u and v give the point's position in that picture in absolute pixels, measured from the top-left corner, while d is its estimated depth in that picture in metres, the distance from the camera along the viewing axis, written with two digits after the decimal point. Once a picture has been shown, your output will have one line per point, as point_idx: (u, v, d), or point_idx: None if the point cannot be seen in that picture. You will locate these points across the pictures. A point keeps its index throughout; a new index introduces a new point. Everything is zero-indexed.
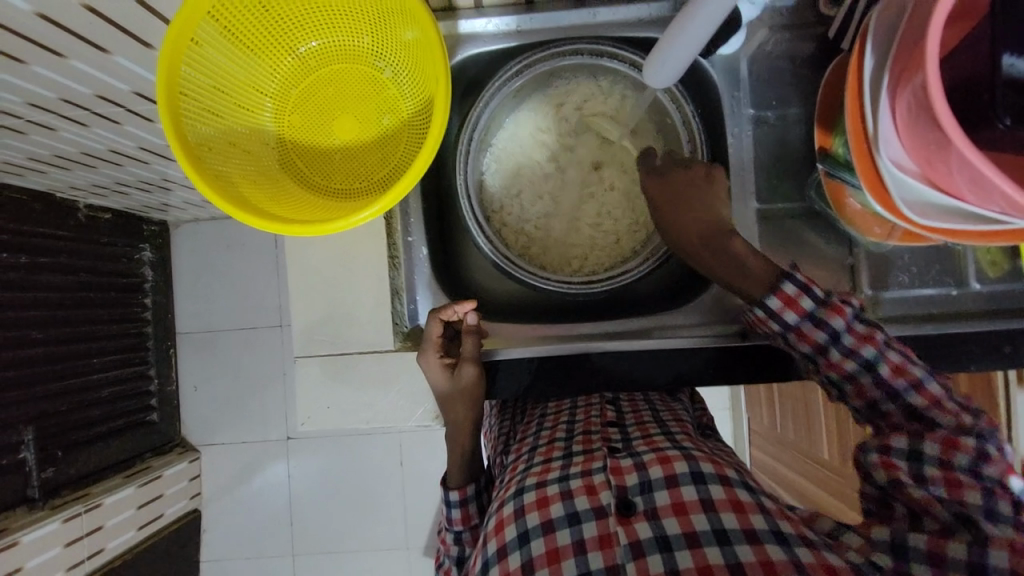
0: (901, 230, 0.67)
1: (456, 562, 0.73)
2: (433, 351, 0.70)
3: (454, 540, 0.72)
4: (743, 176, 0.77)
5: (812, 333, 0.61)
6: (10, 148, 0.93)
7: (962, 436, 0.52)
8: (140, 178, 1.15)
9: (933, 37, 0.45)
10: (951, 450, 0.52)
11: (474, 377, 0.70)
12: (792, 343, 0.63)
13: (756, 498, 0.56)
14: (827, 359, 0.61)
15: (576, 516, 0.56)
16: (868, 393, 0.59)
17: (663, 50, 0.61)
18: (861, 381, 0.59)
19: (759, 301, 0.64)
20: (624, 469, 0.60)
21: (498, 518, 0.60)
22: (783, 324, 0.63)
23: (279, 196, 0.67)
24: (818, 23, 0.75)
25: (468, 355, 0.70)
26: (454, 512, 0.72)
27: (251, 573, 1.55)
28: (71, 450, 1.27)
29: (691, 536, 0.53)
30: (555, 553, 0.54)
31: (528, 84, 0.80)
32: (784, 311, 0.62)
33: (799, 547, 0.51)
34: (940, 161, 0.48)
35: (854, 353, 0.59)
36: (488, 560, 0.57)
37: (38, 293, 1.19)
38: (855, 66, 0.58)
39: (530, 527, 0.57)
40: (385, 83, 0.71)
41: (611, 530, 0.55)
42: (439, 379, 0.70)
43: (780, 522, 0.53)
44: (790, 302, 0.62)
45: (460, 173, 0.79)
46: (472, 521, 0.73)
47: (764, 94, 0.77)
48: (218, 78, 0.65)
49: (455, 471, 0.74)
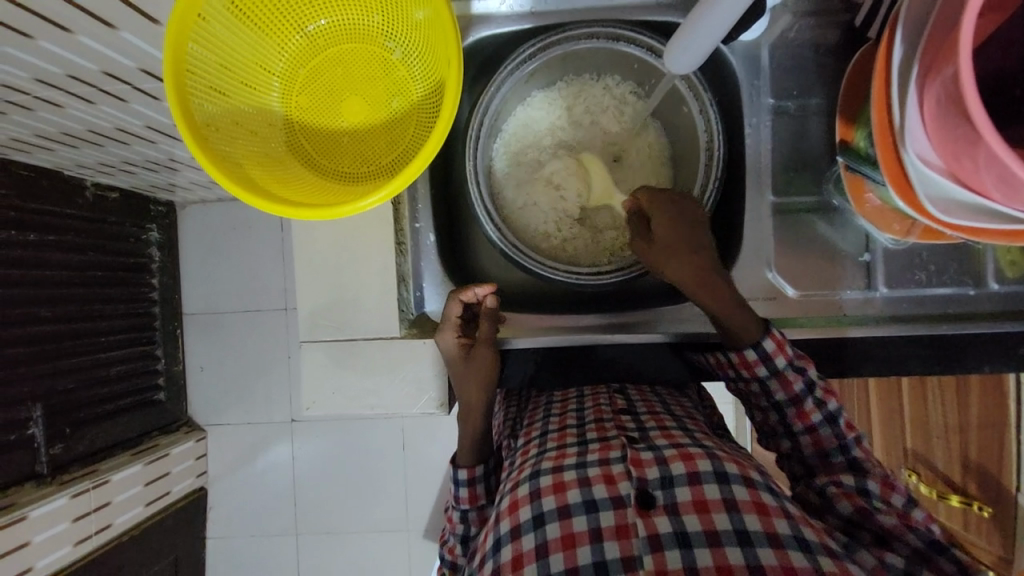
0: (920, 229, 0.65)
1: (461, 540, 0.75)
2: (450, 330, 0.70)
3: (460, 518, 0.74)
4: (759, 168, 0.75)
5: (790, 380, 0.65)
6: (16, 124, 0.92)
7: (895, 481, 0.61)
8: (147, 158, 1.14)
9: (969, 26, 0.43)
10: (889, 491, 0.60)
11: (490, 359, 0.70)
12: (770, 388, 0.66)
13: (780, 503, 0.56)
14: (799, 409, 0.65)
15: (594, 504, 0.56)
16: (824, 444, 0.64)
17: (686, 35, 0.59)
18: (821, 433, 0.64)
19: (756, 343, 0.65)
20: (645, 461, 0.60)
21: (512, 499, 0.61)
22: (770, 368, 0.65)
23: (286, 179, 0.66)
24: (843, 10, 0.73)
25: (483, 337, 0.71)
26: (461, 492, 0.74)
27: (255, 551, 1.58)
28: (79, 426, 1.29)
29: (712, 534, 0.53)
30: (569, 539, 0.54)
31: (541, 68, 0.78)
32: (777, 356, 0.64)
33: (823, 556, 0.51)
34: (968, 157, 0.46)
35: (823, 405, 0.64)
36: (499, 539, 0.58)
37: (44, 272, 1.19)
38: (884, 55, 0.56)
39: (545, 511, 0.57)
40: (394, 64, 0.69)
41: (629, 521, 0.54)
42: (455, 359, 0.70)
43: (804, 529, 0.54)
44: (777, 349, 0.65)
45: (469, 159, 0.77)
46: (478, 501, 0.74)
47: (785, 84, 0.75)
48: (224, 56, 0.64)
49: (463, 452, 0.75)
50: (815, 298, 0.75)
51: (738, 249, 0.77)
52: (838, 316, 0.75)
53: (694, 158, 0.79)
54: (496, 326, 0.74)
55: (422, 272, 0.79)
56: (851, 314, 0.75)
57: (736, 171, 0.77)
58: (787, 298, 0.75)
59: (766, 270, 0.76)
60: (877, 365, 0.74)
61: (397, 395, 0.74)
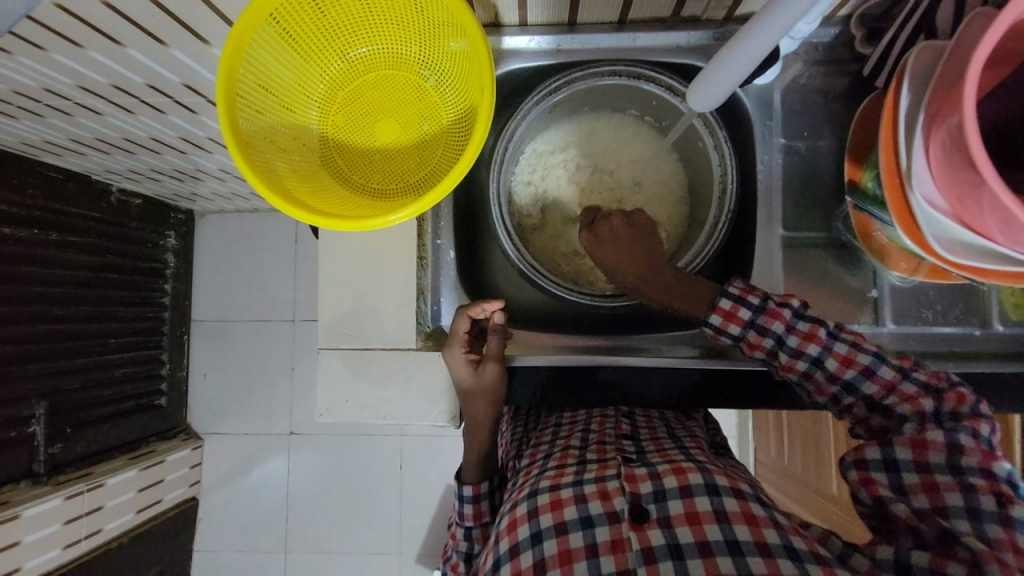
0: (927, 267, 0.67)
1: (464, 558, 0.75)
2: (459, 347, 0.71)
3: (464, 536, 0.74)
4: (771, 202, 0.78)
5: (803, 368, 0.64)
6: (55, 127, 0.97)
7: (929, 434, 0.57)
8: (174, 167, 1.18)
9: (973, 81, 0.47)
10: (923, 451, 0.57)
11: (497, 375, 0.71)
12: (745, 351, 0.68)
13: (768, 513, 0.56)
14: (781, 364, 0.66)
15: (589, 520, 0.57)
16: (826, 389, 0.64)
17: (709, 76, 0.63)
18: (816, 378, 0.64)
19: (704, 321, 0.68)
20: (638, 477, 0.61)
21: (510, 519, 0.61)
22: (732, 337, 0.67)
23: (319, 192, 0.70)
24: (852, 60, 0.77)
25: (492, 353, 0.72)
26: (466, 508, 0.74)
27: (243, 566, 1.54)
28: (79, 427, 1.29)
29: (704, 545, 0.53)
30: (566, 555, 0.55)
31: (565, 100, 0.82)
32: (728, 327, 0.67)
33: (811, 563, 0.51)
34: (972, 200, 0.49)
35: (801, 354, 0.64)
36: (499, 559, 0.58)
37: (63, 271, 1.22)
38: (890, 105, 0.60)
39: (542, 528, 0.58)
40: (428, 90, 0.73)
41: (624, 535, 0.55)
42: (462, 376, 0.71)
43: (794, 538, 0.54)
44: (763, 339, 0.65)
45: (493, 181, 0.81)
46: (483, 518, 0.75)
47: (796, 126, 0.78)
48: (270, 78, 0.68)
49: (471, 467, 0.76)
50: None
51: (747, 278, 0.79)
52: None
53: (709, 190, 0.82)
54: (504, 341, 0.74)
55: (440, 287, 0.81)
56: None
57: (748, 203, 0.80)
58: None
59: None
60: None
61: (409, 406, 0.75)
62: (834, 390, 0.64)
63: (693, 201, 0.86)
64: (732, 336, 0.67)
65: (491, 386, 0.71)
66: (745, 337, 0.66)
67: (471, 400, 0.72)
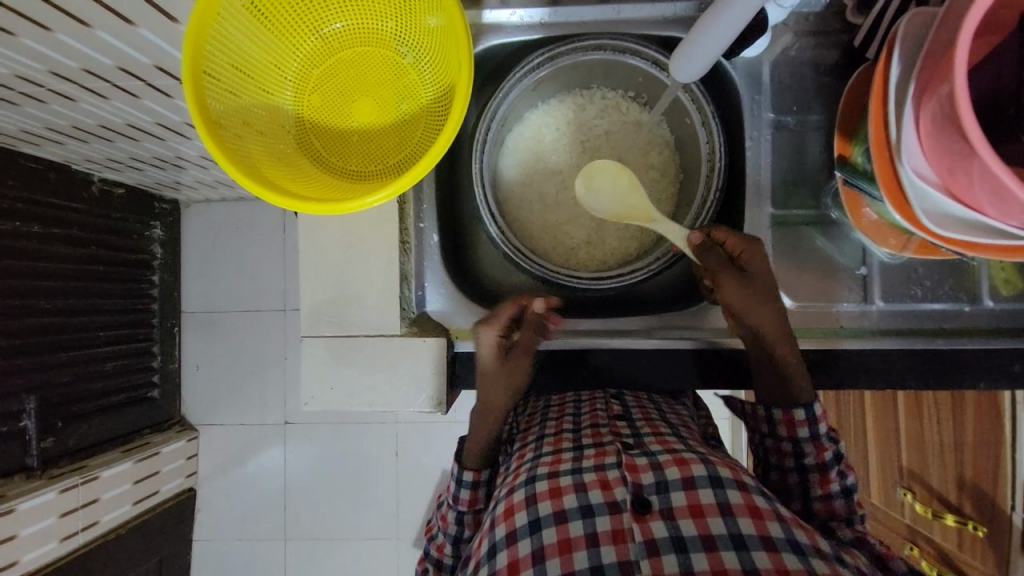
0: (916, 243, 0.67)
1: (452, 540, 0.75)
2: (494, 330, 0.73)
3: (455, 518, 0.74)
4: (759, 180, 0.76)
5: (834, 493, 0.68)
6: (27, 115, 0.93)
7: None
8: (154, 155, 1.15)
9: (965, 47, 0.45)
10: None
11: (524, 366, 0.74)
12: (804, 449, 0.70)
13: (772, 505, 0.56)
14: (823, 476, 0.69)
15: (590, 508, 0.57)
16: (835, 515, 0.68)
17: (694, 42, 0.62)
18: (836, 502, 0.68)
19: (808, 404, 0.69)
20: (639, 466, 0.60)
21: (507, 505, 0.61)
22: (811, 431, 0.69)
23: (294, 174, 0.68)
24: (843, 30, 0.75)
25: (523, 346, 0.73)
26: (462, 492, 0.74)
27: (242, 555, 1.55)
28: (71, 420, 1.28)
29: (708, 539, 0.53)
30: (566, 544, 0.54)
31: (549, 77, 0.80)
32: (822, 420, 0.69)
33: (816, 559, 0.51)
34: (963, 171, 0.48)
35: (842, 476, 0.69)
36: (495, 544, 0.58)
37: (46, 264, 1.20)
38: (882, 74, 0.58)
39: (541, 516, 0.57)
40: (406, 68, 0.71)
41: (625, 526, 0.55)
42: (489, 355, 0.73)
43: (796, 531, 0.54)
44: (831, 449, 0.69)
45: (475, 161, 0.79)
46: (477, 504, 0.74)
47: (787, 100, 0.76)
48: (241, 57, 0.65)
49: (472, 452, 0.75)
50: (811, 309, 0.75)
51: None
52: (836, 329, 0.75)
53: (697, 168, 0.80)
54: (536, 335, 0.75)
55: (425, 272, 0.80)
56: (848, 327, 0.75)
57: (737, 181, 0.79)
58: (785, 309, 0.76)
59: None
60: (874, 379, 0.75)
61: (395, 392, 0.74)
62: (834, 491, 0.69)
63: (682, 181, 0.84)
64: (808, 431, 0.69)
65: (518, 373, 0.73)
66: (820, 439, 0.69)
67: (491, 378, 0.73)
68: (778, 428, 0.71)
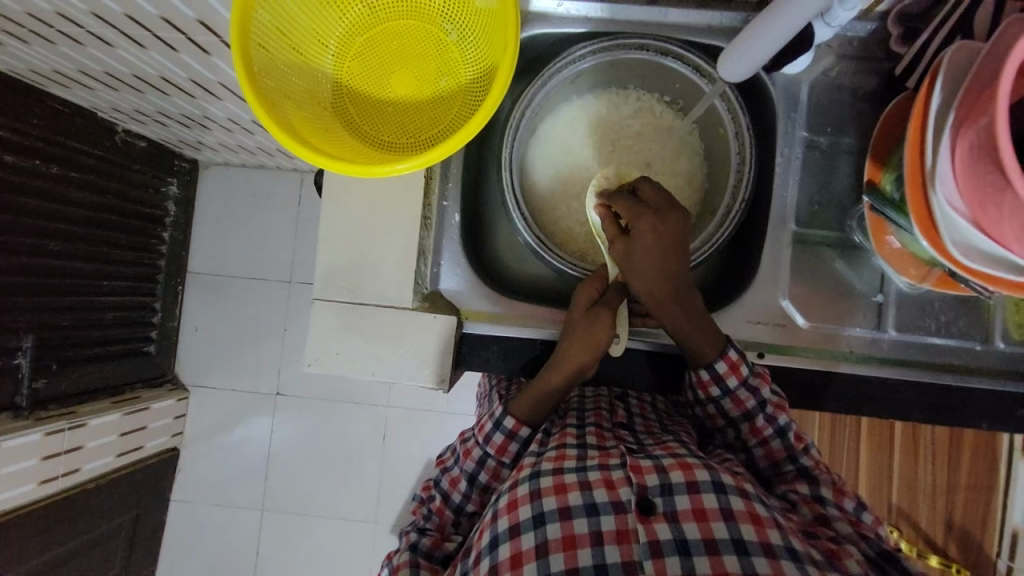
0: (936, 276, 0.67)
1: (468, 476, 0.74)
2: (594, 281, 0.76)
3: (479, 456, 0.74)
4: (784, 196, 0.76)
5: (769, 435, 0.71)
6: (63, 55, 0.94)
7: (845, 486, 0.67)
8: (182, 111, 1.15)
9: (1008, 80, 0.45)
10: (842, 497, 0.66)
11: (606, 321, 0.71)
12: (725, 406, 0.72)
13: (772, 513, 0.57)
14: (752, 425, 0.71)
15: (595, 507, 0.57)
16: (775, 455, 0.71)
17: (743, 43, 0.65)
18: (772, 445, 0.71)
19: (707, 364, 0.71)
20: (644, 468, 0.60)
21: (511, 497, 0.61)
22: (724, 386, 0.71)
23: (327, 137, 0.68)
24: (885, 58, 0.76)
25: (608, 303, 0.73)
26: (497, 436, 0.73)
27: (217, 521, 1.54)
28: (66, 364, 1.28)
29: (710, 542, 0.54)
30: (571, 541, 0.56)
31: (589, 70, 0.81)
32: (729, 376, 0.70)
33: (810, 566, 0.52)
34: (993, 205, 0.48)
35: (772, 420, 0.70)
36: (498, 536, 0.58)
37: (61, 207, 1.20)
38: (924, 100, 0.58)
39: (545, 511, 0.58)
40: (449, 45, 0.71)
41: (630, 526, 0.56)
42: (579, 303, 0.74)
43: (793, 539, 0.54)
44: (751, 398, 0.70)
45: (506, 146, 0.79)
46: (504, 455, 0.73)
47: (821, 121, 0.77)
48: (288, 19, 0.66)
49: (524, 404, 0.73)
50: (823, 331, 0.75)
51: (754, 273, 0.77)
52: (845, 353, 0.75)
53: (724, 178, 0.81)
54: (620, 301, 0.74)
55: (442, 249, 0.80)
56: (858, 353, 0.75)
57: (761, 195, 0.79)
58: (795, 327, 0.76)
59: (780, 298, 0.76)
60: (880, 408, 0.74)
61: (398, 364, 0.74)
62: (767, 433, 0.71)
63: (709, 190, 0.84)
64: (724, 386, 0.71)
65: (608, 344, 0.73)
66: (735, 392, 0.71)
67: (587, 336, 0.71)
68: (698, 393, 0.73)
